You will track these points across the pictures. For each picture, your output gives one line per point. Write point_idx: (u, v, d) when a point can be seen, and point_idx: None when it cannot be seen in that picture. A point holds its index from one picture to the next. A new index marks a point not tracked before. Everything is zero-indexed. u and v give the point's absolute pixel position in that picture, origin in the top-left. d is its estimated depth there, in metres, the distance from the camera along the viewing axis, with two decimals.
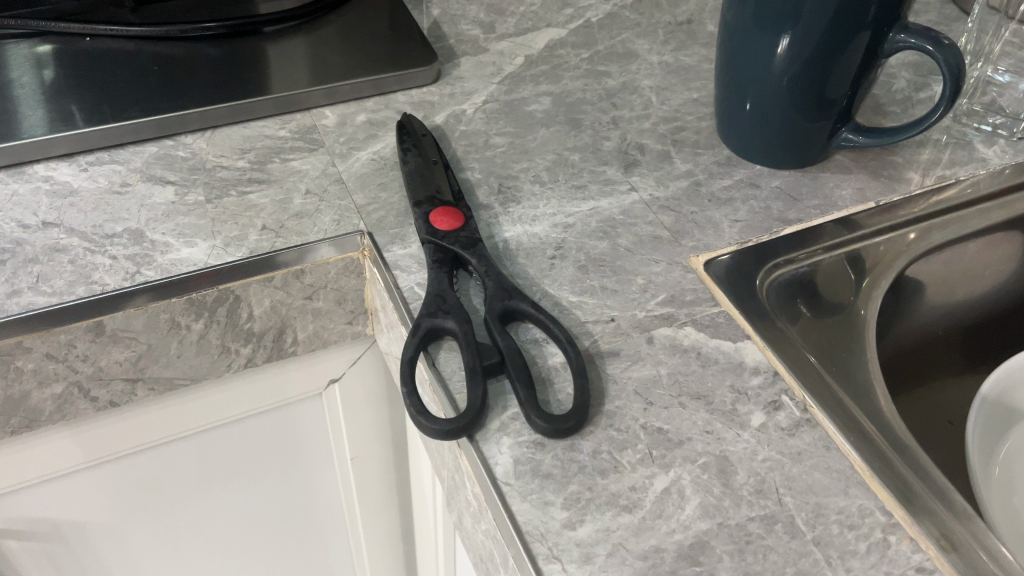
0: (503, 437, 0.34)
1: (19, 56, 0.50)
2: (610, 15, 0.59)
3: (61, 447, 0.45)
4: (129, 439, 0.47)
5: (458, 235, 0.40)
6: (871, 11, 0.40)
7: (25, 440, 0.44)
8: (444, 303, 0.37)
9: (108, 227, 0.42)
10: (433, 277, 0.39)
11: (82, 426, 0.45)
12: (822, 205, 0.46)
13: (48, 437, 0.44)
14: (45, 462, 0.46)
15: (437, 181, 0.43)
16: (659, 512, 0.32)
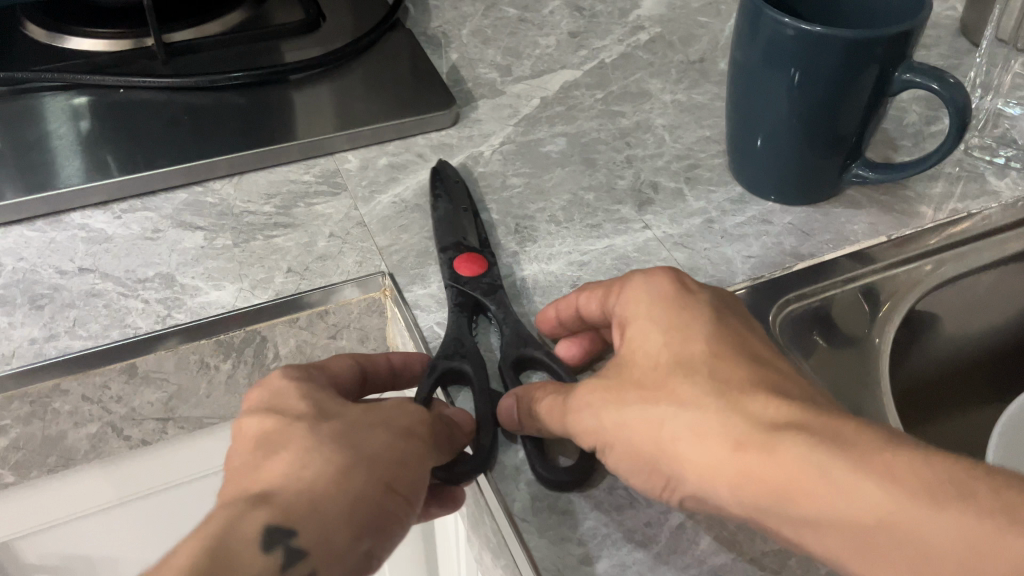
0: (521, 474, 0.35)
1: (57, 108, 0.53)
2: (624, 55, 0.61)
3: (89, 487, 0.47)
4: (156, 475, 0.48)
5: (479, 281, 0.41)
6: (879, 51, 0.41)
7: (58, 482, 0.45)
8: (461, 347, 0.38)
9: (140, 272, 0.44)
10: (454, 322, 0.39)
11: (113, 467, 0.46)
12: (835, 239, 0.47)
13: (81, 477, 0.45)
14: (76, 498, 0.47)
15: (464, 229, 0.44)
16: (674, 548, 0.33)
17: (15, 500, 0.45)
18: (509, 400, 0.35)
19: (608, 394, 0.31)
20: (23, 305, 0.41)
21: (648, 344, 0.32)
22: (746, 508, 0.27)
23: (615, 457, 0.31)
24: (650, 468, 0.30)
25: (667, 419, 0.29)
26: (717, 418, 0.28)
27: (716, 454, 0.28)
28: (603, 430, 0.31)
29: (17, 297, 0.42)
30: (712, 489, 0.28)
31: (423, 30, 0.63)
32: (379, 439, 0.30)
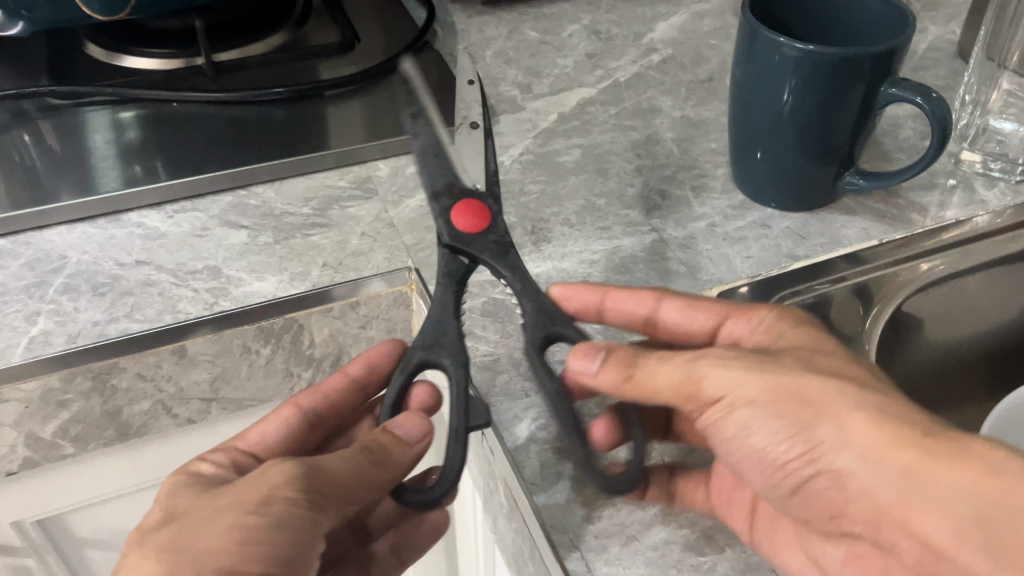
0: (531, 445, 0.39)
1: (116, 121, 0.58)
2: (637, 75, 0.65)
3: (122, 471, 0.51)
4: (177, 462, 0.53)
5: (486, 239, 0.42)
6: (865, 68, 0.44)
7: (86, 466, 0.49)
8: (441, 335, 0.39)
9: (191, 265, 0.48)
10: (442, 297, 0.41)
11: (137, 452, 0.50)
12: (828, 242, 0.50)
13: (106, 462, 0.50)
14: (103, 482, 0.51)
15: (463, 162, 0.45)
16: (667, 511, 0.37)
17: (59, 482, 0.49)
18: (591, 349, 0.35)
19: (767, 366, 0.34)
20: (87, 292, 0.46)
21: (812, 353, 0.35)
22: (897, 494, 0.31)
23: (751, 421, 0.34)
24: (798, 437, 0.33)
25: (838, 403, 0.32)
26: (880, 400, 0.32)
27: (882, 435, 0.31)
28: (754, 393, 0.33)
29: (81, 285, 0.46)
30: (863, 455, 0.31)
31: (451, 51, 0.67)
32: (216, 531, 0.34)
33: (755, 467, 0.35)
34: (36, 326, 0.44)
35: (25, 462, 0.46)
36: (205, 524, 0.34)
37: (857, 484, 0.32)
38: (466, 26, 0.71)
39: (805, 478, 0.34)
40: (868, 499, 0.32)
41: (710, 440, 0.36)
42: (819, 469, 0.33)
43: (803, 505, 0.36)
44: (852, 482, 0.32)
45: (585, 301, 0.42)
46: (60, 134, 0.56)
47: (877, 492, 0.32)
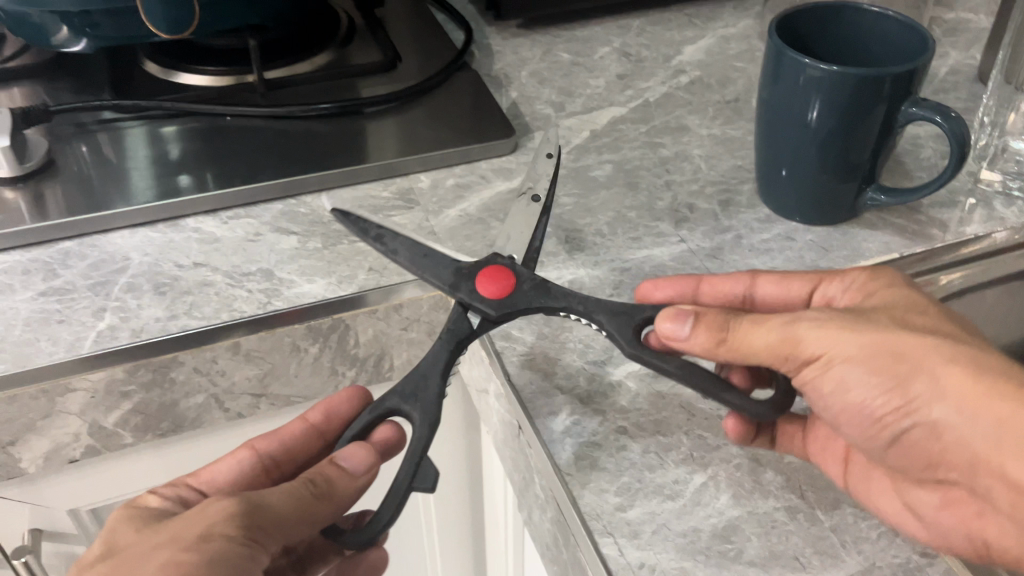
0: (566, 438, 0.41)
1: (171, 134, 0.61)
2: (666, 95, 0.68)
3: (171, 464, 0.54)
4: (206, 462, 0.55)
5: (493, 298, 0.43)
6: (885, 89, 0.47)
7: (120, 461, 0.52)
8: (422, 390, 0.40)
9: (245, 267, 0.51)
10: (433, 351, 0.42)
11: (168, 451, 0.53)
12: (851, 254, 0.53)
13: (139, 460, 0.53)
14: (136, 478, 0.54)
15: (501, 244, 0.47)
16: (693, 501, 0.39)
17: (113, 472, 0.53)
18: (676, 312, 0.38)
19: (864, 325, 0.37)
20: (149, 291, 0.49)
21: (902, 309, 0.39)
22: (994, 441, 0.34)
23: (850, 378, 0.37)
24: (895, 392, 0.36)
25: (934, 361, 0.36)
26: (970, 355, 0.36)
27: (980, 388, 0.35)
28: (851, 351, 0.36)
29: (143, 284, 0.50)
30: (958, 404, 0.35)
31: (487, 71, 0.71)
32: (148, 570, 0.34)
33: (849, 421, 0.39)
34: (103, 321, 0.47)
35: (87, 449, 0.49)
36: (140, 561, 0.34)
37: (952, 432, 0.36)
38: (501, 48, 0.74)
39: (902, 428, 0.37)
40: (965, 446, 0.35)
41: (805, 396, 0.39)
42: (914, 420, 0.37)
43: (895, 454, 0.39)
44: (948, 430, 0.36)
45: (672, 291, 0.45)
46: (121, 146, 0.60)
47: (973, 440, 0.35)
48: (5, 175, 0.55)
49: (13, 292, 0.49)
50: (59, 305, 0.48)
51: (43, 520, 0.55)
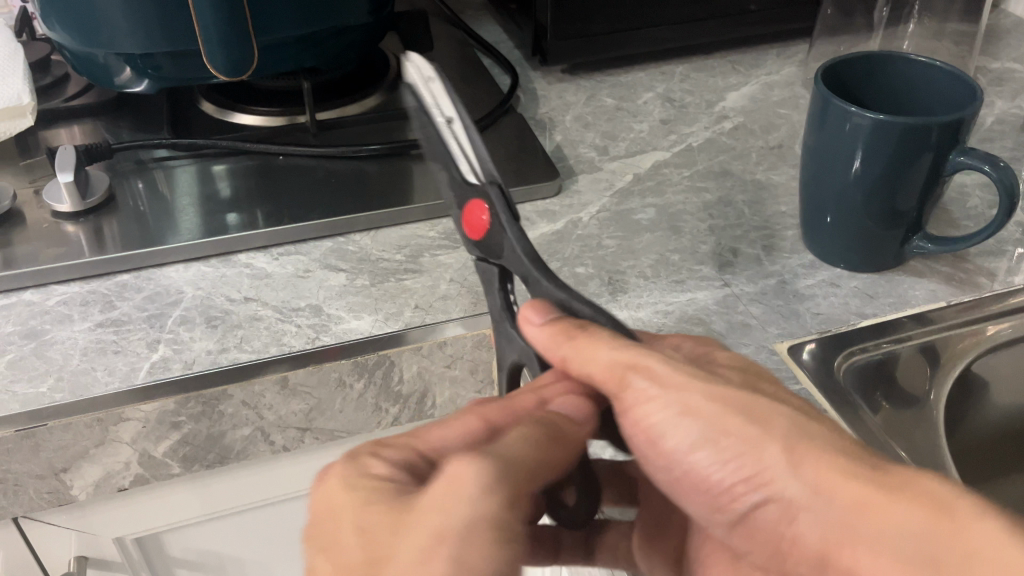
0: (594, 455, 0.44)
1: (224, 172, 0.63)
2: (709, 140, 0.68)
3: (215, 495, 0.55)
4: (244, 497, 0.56)
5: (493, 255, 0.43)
6: (932, 137, 0.47)
7: (160, 494, 0.53)
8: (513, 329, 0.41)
9: (294, 302, 0.52)
10: (513, 256, 0.39)
11: (208, 485, 0.54)
12: (896, 302, 0.52)
13: (179, 493, 0.54)
14: (175, 510, 0.55)
15: None
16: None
17: (160, 501, 0.54)
18: (538, 304, 0.36)
19: (708, 380, 0.33)
20: (201, 323, 0.50)
21: (750, 380, 0.35)
22: (847, 527, 0.29)
23: (694, 435, 0.32)
24: (746, 458, 0.32)
25: (781, 430, 0.31)
26: (807, 429, 0.32)
27: (829, 465, 0.30)
28: (694, 403, 0.32)
29: (196, 317, 0.51)
30: (808, 478, 0.30)
31: (533, 115, 0.72)
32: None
33: (699, 492, 0.34)
34: (156, 352, 0.48)
35: (136, 478, 0.50)
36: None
37: (805, 514, 0.31)
38: (546, 93, 0.75)
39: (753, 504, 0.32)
40: (814, 525, 0.30)
41: (645, 457, 0.35)
42: (765, 495, 0.32)
43: (746, 537, 0.34)
44: (800, 511, 0.31)
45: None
46: (177, 183, 0.62)
47: (824, 527, 0.30)
48: (66, 210, 0.57)
49: (72, 322, 0.50)
50: (115, 336, 0.49)
51: (89, 547, 0.56)
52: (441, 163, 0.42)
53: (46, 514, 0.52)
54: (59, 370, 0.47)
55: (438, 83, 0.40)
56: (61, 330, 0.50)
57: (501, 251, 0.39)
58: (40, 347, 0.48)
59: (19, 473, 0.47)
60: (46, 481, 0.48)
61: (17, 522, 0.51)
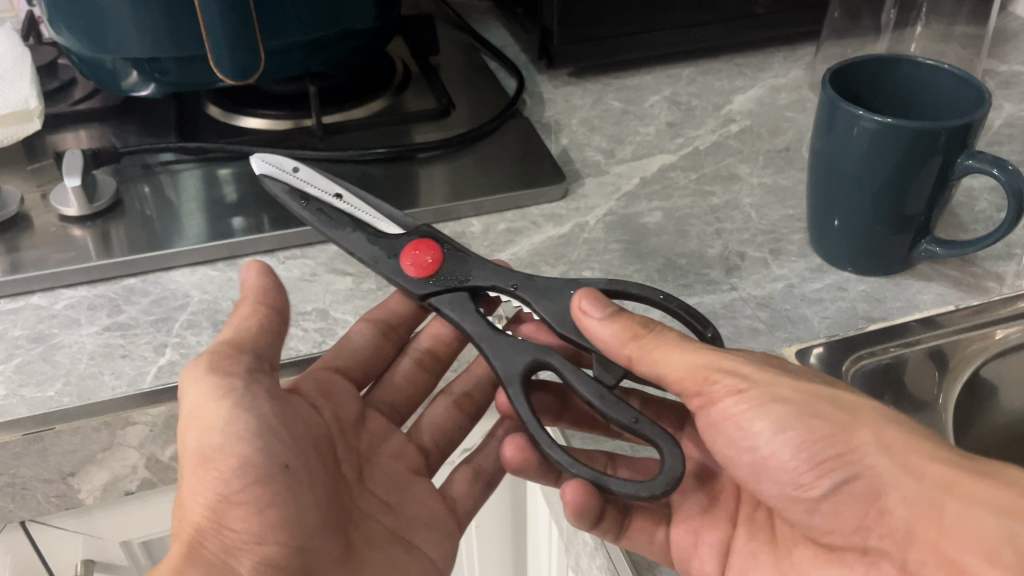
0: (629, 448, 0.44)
1: (230, 176, 0.63)
2: (716, 143, 0.68)
3: None
4: None
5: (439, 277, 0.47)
6: (940, 142, 0.47)
7: (167, 497, 0.53)
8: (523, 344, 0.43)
9: (300, 306, 0.52)
10: (491, 271, 0.47)
11: None
12: (904, 306, 0.52)
13: None
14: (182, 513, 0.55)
15: None
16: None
17: (165, 505, 0.54)
18: (599, 300, 0.41)
19: (794, 378, 0.40)
20: (208, 327, 0.50)
21: (816, 378, 0.41)
22: (932, 497, 0.36)
23: (787, 421, 0.38)
24: (838, 438, 0.38)
25: (868, 420, 0.38)
26: (884, 418, 0.38)
27: (913, 446, 0.37)
28: (785, 393, 0.39)
29: (202, 321, 0.51)
30: (893, 456, 0.37)
31: (539, 118, 0.72)
32: (215, 485, 0.39)
33: (777, 476, 0.39)
34: (163, 356, 0.48)
35: (143, 481, 0.50)
36: (207, 448, 0.39)
37: (891, 487, 0.37)
38: (552, 96, 0.75)
39: (839, 479, 0.38)
40: (900, 498, 0.37)
41: (728, 440, 0.40)
42: (851, 470, 0.37)
43: (833, 513, 0.39)
44: (886, 485, 0.37)
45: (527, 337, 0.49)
46: (183, 188, 0.62)
47: (908, 496, 0.36)
48: (73, 214, 0.57)
49: (79, 326, 0.50)
50: (122, 340, 0.49)
51: (96, 550, 0.56)
52: (347, 227, 0.49)
53: (53, 518, 0.52)
54: (66, 375, 0.47)
55: (303, 167, 0.51)
56: (68, 334, 0.50)
57: (465, 269, 0.47)
58: (47, 351, 0.48)
59: (27, 477, 0.47)
60: (53, 485, 0.48)
61: (23, 526, 0.51)
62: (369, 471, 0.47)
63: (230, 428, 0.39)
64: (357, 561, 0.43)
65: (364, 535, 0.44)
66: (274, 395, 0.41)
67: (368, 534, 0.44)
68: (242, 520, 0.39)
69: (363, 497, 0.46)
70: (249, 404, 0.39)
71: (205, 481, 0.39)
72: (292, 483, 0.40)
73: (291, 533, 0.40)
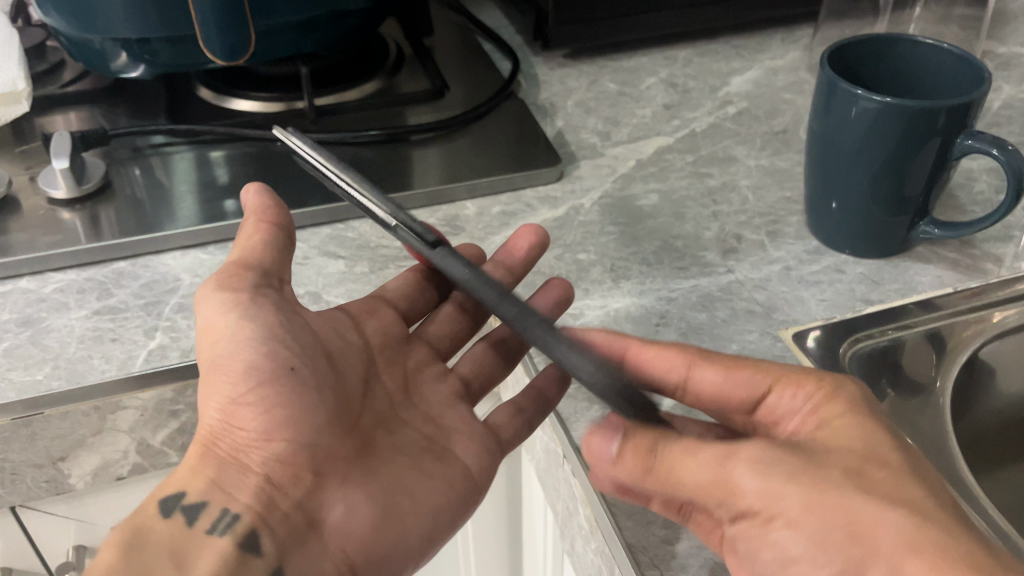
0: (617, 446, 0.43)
1: (220, 158, 0.62)
2: (713, 126, 0.67)
3: None
4: None
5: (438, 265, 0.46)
6: (940, 122, 0.46)
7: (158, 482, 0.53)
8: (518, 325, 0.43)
9: (292, 289, 0.51)
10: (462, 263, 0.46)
11: None
12: (903, 288, 0.52)
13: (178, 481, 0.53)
14: None
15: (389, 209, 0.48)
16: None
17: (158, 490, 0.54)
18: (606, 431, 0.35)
19: (806, 468, 0.31)
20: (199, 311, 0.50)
21: (858, 464, 0.31)
22: None
23: (805, 549, 0.30)
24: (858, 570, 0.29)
25: (905, 529, 0.29)
26: (929, 538, 0.29)
27: None
28: (796, 510, 0.30)
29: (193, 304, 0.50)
30: None
31: (534, 100, 0.71)
32: (226, 389, 0.39)
33: None
34: (154, 340, 0.48)
35: (134, 467, 0.50)
36: (218, 354, 0.39)
37: None
38: (547, 78, 0.74)
39: None
40: None
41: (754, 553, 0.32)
42: None
43: None
44: None
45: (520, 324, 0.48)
46: (172, 170, 0.61)
47: None
48: (62, 197, 0.56)
49: (68, 310, 0.50)
50: (112, 324, 0.49)
51: (88, 537, 0.55)
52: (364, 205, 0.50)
53: (43, 503, 0.51)
54: (55, 358, 0.46)
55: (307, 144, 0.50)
56: (57, 318, 0.49)
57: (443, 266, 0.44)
58: (36, 335, 0.48)
59: (17, 462, 0.47)
60: (43, 470, 0.48)
61: (14, 512, 0.51)
62: (415, 390, 0.46)
63: (239, 336, 0.39)
64: (377, 461, 0.42)
65: (391, 442, 0.43)
66: (283, 308, 0.41)
67: (393, 442, 0.43)
68: (252, 417, 0.38)
69: (404, 409, 0.45)
70: (261, 316, 0.40)
71: (215, 385, 0.39)
72: (299, 384, 0.39)
73: (299, 429, 0.39)
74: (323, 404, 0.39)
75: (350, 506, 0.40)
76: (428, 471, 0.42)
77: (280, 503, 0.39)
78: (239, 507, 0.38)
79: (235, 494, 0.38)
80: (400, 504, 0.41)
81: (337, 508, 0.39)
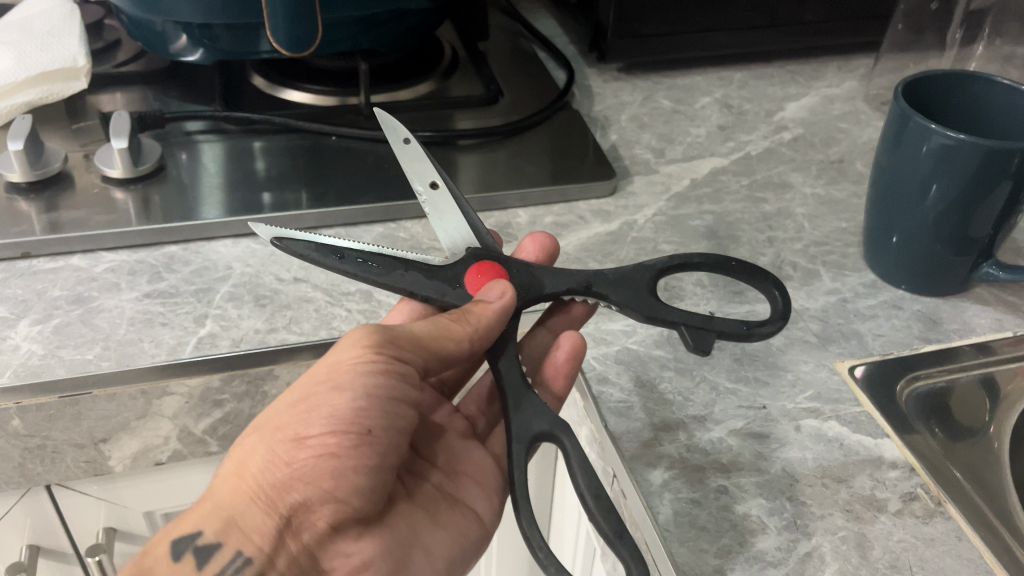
0: (664, 474, 0.41)
1: (271, 148, 0.62)
2: (768, 150, 0.67)
3: None
4: None
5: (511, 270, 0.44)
6: (1012, 167, 0.45)
7: (193, 466, 0.53)
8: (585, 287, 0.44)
9: (344, 286, 0.51)
10: (561, 277, 0.44)
11: None
12: (961, 329, 0.51)
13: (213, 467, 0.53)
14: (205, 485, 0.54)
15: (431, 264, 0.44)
16: (777, 544, 0.38)
17: (190, 476, 0.53)
18: None
19: None
20: (250, 301, 0.49)
21: None
22: None
23: None
24: None
25: None
26: None
27: None
28: None
29: (244, 294, 0.50)
30: None
31: (588, 111, 0.71)
32: (287, 432, 0.37)
33: None
34: (204, 328, 0.47)
35: (173, 454, 0.50)
36: (308, 394, 0.38)
37: None
38: (602, 90, 0.74)
39: None
40: None
41: None
42: None
43: None
44: None
45: (544, 349, 0.46)
46: (227, 158, 0.61)
47: None
48: (117, 176, 0.56)
49: (119, 291, 0.49)
50: (163, 308, 0.48)
51: (118, 519, 0.55)
52: (399, 267, 0.43)
53: (78, 483, 0.51)
54: (105, 339, 0.46)
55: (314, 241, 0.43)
56: (108, 298, 0.49)
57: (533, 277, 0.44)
58: (87, 314, 0.47)
59: (59, 440, 0.46)
60: (84, 450, 0.47)
61: (48, 489, 0.51)
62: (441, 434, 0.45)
63: (335, 384, 0.37)
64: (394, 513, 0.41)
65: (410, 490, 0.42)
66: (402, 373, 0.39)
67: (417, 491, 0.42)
68: (307, 465, 0.37)
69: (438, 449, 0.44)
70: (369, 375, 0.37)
71: (290, 422, 0.38)
72: (372, 448, 0.37)
73: (343, 484, 0.37)
74: (379, 468, 0.38)
75: (369, 557, 0.38)
76: (440, 521, 0.41)
77: (291, 543, 0.38)
78: (253, 550, 0.37)
79: (250, 534, 0.37)
80: (413, 559, 0.39)
81: (354, 553, 0.38)
